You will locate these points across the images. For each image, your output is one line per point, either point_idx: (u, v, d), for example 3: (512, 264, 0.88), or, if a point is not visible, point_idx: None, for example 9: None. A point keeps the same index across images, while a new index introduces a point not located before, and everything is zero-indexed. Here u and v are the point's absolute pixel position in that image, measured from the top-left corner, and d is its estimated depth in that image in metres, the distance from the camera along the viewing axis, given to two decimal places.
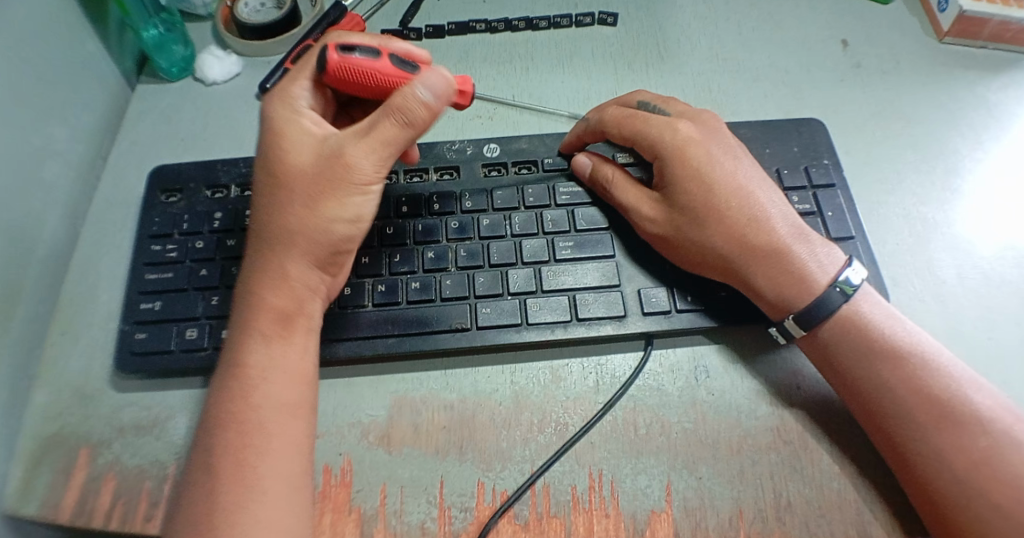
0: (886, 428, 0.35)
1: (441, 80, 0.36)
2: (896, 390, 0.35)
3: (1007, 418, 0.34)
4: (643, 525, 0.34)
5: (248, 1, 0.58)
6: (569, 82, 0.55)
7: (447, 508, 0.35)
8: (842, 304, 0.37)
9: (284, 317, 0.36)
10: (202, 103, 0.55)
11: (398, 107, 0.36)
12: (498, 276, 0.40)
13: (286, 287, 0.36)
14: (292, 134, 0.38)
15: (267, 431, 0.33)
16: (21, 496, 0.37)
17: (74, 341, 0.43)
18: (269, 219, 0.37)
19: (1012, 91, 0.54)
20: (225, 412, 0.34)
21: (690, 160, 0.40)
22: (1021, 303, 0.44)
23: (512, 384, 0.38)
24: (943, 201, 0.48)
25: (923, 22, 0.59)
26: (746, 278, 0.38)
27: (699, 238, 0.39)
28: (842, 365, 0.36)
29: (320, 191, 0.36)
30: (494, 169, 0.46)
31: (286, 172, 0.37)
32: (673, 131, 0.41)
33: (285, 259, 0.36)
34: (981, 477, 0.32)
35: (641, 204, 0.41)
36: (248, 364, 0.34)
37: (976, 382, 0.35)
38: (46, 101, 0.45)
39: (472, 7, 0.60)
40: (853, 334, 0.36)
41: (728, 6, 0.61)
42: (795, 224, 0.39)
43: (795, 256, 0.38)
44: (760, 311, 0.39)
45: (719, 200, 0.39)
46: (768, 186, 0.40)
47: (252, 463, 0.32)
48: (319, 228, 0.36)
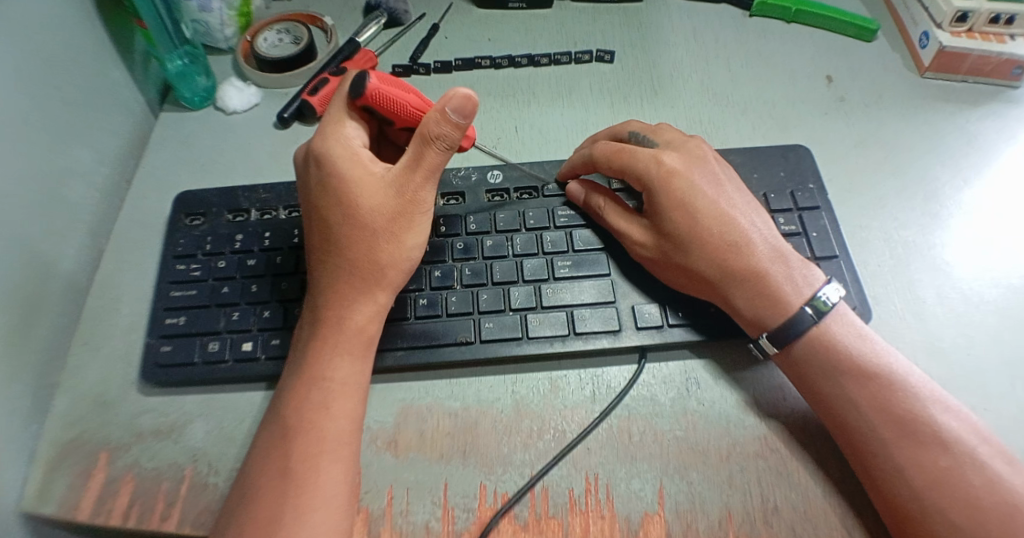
0: (856, 445, 0.37)
1: (470, 104, 0.38)
2: (863, 409, 0.37)
3: (971, 439, 0.36)
4: (636, 525, 0.36)
5: (267, 37, 0.62)
6: (568, 114, 0.59)
7: (450, 509, 0.36)
8: (812, 324, 0.39)
9: (364, 338, 0.39)
10: (221, 131, 0.58)
11: (435, 133, 0.39)
12: (501, 293, 0.43)
13: (366, 311, 0.39)
14: (359, 170, 0.41)
15: (341, 439, 0.36)
16: (42, 498, 0.39)
17: (95, 352, 0.45)
18: (351, 249, 0.40)
19: (988, 123, 0.58)
20: (302, 421, 0.36)
21: (675, 190, 0.42)
22: (998, 320, 0.46)
23: (513, 394, 0.41)
24: (924, 225, 0.51)
25: (905, 58, 0.63)
26: (728, 299, 0.41)
27: (684, 262, 0.41)
28: (813, 383, 0.38)
29: (398, 225, 0.40)
30: (498, 195, 0.49)
31: (365, 206, 0.40)
32: (658, 163, 0.43)
33: (367, 286, 0.40)
34: (940, 494, 0.34)
35: (630, 230, 0.44)
36: (331, 380, 0.37)
37: (944, 403, 0.37)
38: (76, 126, 0.48)
39: (479, 45, 0.64)
40: (824, 353, 0.38)
41: (718, 44, 0.65)
42: (776, 247, 0.42)
43: (771, 279, 0.40)
44: (740, 327, 0.42)
45: (703, 226, 0.41)
46: (750, 212, 0.43)
47: (318, 469, 0.35)
48: (399, 259, 0.40)
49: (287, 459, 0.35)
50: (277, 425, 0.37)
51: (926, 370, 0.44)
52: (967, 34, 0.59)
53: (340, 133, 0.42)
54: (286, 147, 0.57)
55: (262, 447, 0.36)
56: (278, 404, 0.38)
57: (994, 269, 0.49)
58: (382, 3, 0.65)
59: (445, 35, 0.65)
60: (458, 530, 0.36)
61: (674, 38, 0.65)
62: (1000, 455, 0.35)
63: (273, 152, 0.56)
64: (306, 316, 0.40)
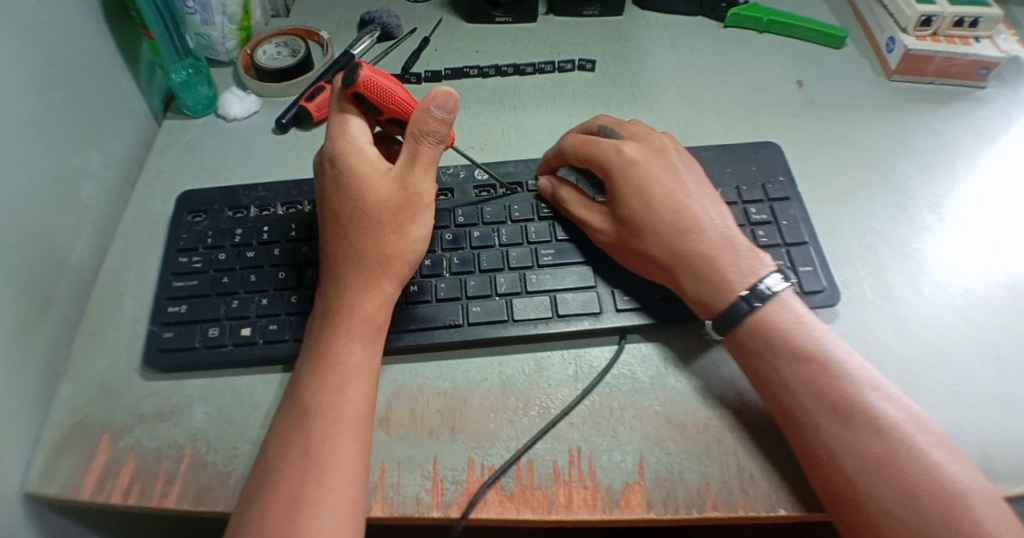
0: (795, 427, 0.38)
1: (452, 102, 0.42)
2: (801, 394, 0.38)
3: (908, 427, 0.36)
4: (618, 494, 0.38)
5: (266, 50, 0.65)
6: (553, 118, 0.61)
7: (440, 481, 0.38)
8: (748, 312, 0.41)
9: (374, 325, 0.41)
10: (221, 137, 0.61)
11: (426, 130, 0.42)
12: (488, 280, 0.45)
13: (376, 299, 0.41)
14: (365, 167, 0.43)
15: (357, 420, 0.38)
16: (46, 477, 0.40)
17: (99, 341, 0.47)
18: (360, 242, 0.42)
19: (952, 122, 0.61)
20: (318, 401, 0.38)
21: (632, 177, 0.45)
22: (963, 301, 0.48)
23: (500, 374, 0.43)
24: (892, 216, 0.54)
25: (874, 63, 0.67)
26: (677, 283, 0.43)
27: (637, 247, 0.44)
28: (757, 369, 0.40)
29: (404, 217, 0.42)
30: (485, 190, 0.51)
31: (373, 201, 0.42)
32: (618, 152, 0.46)
33: (375, 276, 0.41)
34: (872, 477, 0.35)
35: (591, 217, 0.46)
36: (345, 364, 0.39)
37: (884, 391, 0.38)
38: (85, 129, 0.51)
39: (467, 56, 0.67)
40: (765, 338, 0.40)
41: (695, 53, 0.68)
42: (727, 235, 0.44)
43: (718, 264, 0.42)
44: (693, 313, 0.44)
45: (656, 212, 0.44)
46: (706, 202, 0.45)
47: (336, 450, 0.36)
48: (405, 249, 0.42)
49: (307, 442, 0.36)
50: (296, 409, 0.38)
51: (894, 349, 0.46)
52: (932, 37, 0.63)
53: (346, 133, 0.44)
54: (284, 151, 0.59)
55: (284, 426, 0.38)
56: (296, 386, 0.39)
57: (959, 255, 0.51)
58: (376, 18, 0.68)
59: (435, 47, 0.68)
60: (447, 501, 0.37)
61: (654, 48, 0.69)
62: (939, 444, 0.36)
63: (271, 156, 0.59)
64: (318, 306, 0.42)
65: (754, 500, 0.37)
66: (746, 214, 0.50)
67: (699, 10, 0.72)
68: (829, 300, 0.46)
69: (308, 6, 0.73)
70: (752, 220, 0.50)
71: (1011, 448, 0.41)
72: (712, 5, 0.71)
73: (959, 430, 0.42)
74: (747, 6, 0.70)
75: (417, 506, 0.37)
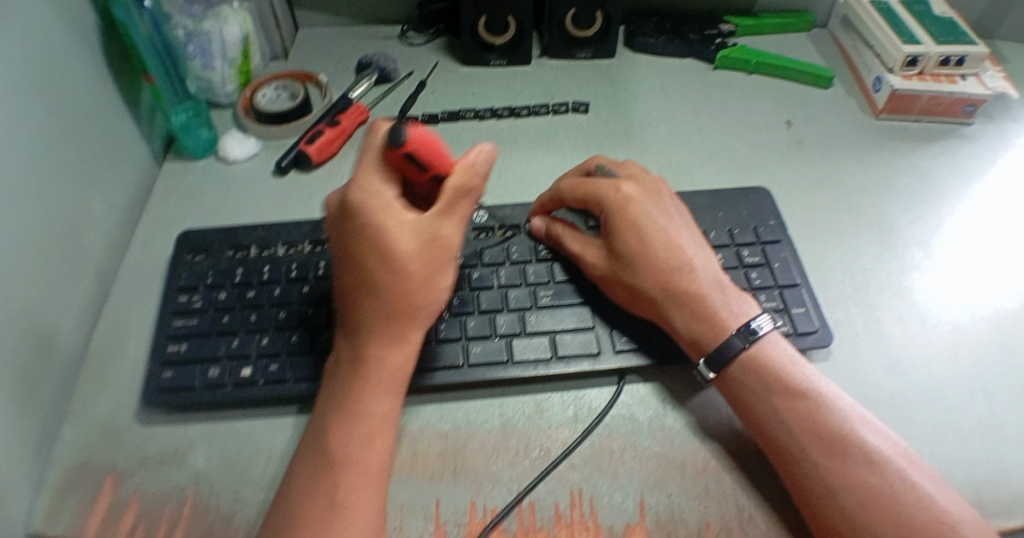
0: (790, 464, 0.38)
1: (490, 158, 0.44)
2: (792, 429, 0.39)
3: (898, 459, 0.37)
4: (619, 536, 0.38)
5: (266, 93, 0.67)
6: (548, 159, 0.63)
7: (442, 524, 0.38)
8: (743, 347, 0.42)
9: (399, 374, 0.41)
10: (223, 178, 0.62)
11: (467, 187, 0.42)
12: (488, 320, 0.46)
13: (402, 351, 0.42)
14: (397, 223, 0.41)
15: (380, 469, 0.38)
16: (45, 523, 0.40)
17: (101, 384, 0.47)
18: (389, 294, 0.41)
19: (937, 160, 0.63)
20: (339, 451, 0.38)
21: (629, 214, 0.46)
22: (953, 337, 0.49)
23: (500, 416, 0.43)
24: (880, 253, 0.55)
25: (861, 102, 0.69)
26: (667, 316, 0.44)
27: (629, 280, 0.45)
28: (748, 405, 0.41)
29: (434, 271, 0.42)
30: (483, 231, 0.52)
31: (405, 256, 0.41)
32: (616, 190, 0.48)
33: (403, 327, 0.42)
34: (867, 511, 0.36)
35: (586, 251, 0.48)
36: (372, 415, 0.40)
37: (871, 425, 0.39)
38: (89, 174, 0.52)
39: (465, 99, 0.69)
40: (755, 374, 0.41)
41: (685, 95, 0.71)
42: (716, 276, 0.45)
43: (709, 303, 0.43)
44: (682, 352, 0.45)
45: (651, 248, 0.45)
46: (696, 242, 0.47)
47: (359, 502, 0.37)
48: (432, 300, 0.43)
49: (328, 494, 0.37)
50: (318, 459, 0.38)
51: (887, 386, 0.47)
52: (918, 76, 0.65)
53: (376, 186, 0.41)
54: (285, 193, 0.60)
55: (299, 476, 0.38)
56: (313, 435, 0.40)
57: (948, 291, 0.52)
58: (374, 62, 0.71)
59: (433, 91, 0.70)
60: None
61: (645, 91, 0.71)
62: (929, 475, 0.37)
63: (272, 197, 0.60)
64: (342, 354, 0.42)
65: None
66: (738, 257, 0.51)
67: (687, 53, 0.75)
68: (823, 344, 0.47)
69: (309, 50, 0.76)
70: (744, 262, 0.51)
71: (1007, 485, 0.42)
72: (700, 49, 0.74)
73: (953, 465, 0.43)
74: (734, 50, 0.73)
75: None
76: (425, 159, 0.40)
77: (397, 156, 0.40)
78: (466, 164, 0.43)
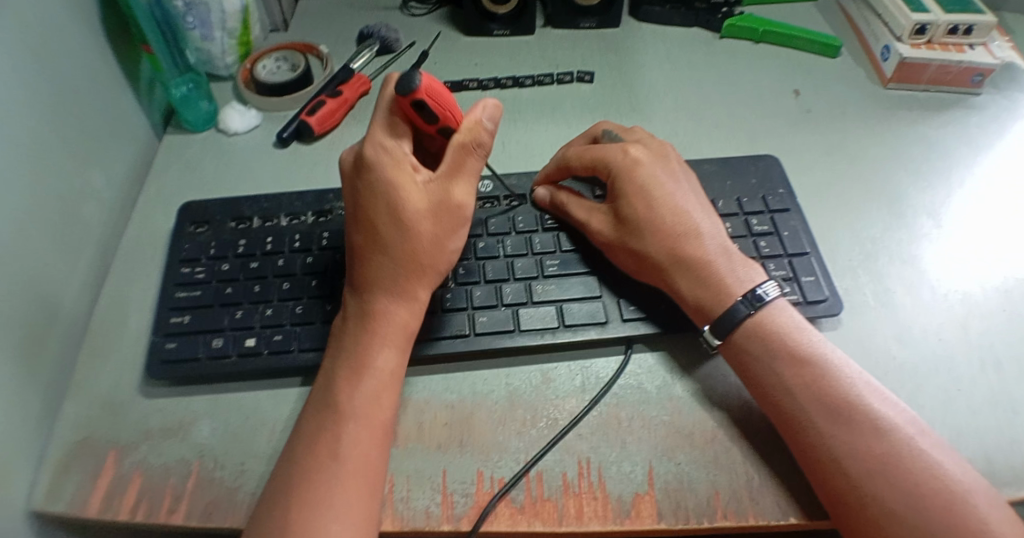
0: (796, 432, 0.38)
1: (498, 114, 0.44)
2: (799, 397, 0.38)
3: (907, 428, 0.37)
4: (628, 505, 0.37)
5: (266, 64, 0.65)
6: (552, 130, 0.62)
7: (449, 495, 0.38)
8: (748, 315, 0.41)
9: (407, 332, 0.41)
10: (223, 151, 0.61)
11: (477, 143, 0.42)
12: (494, 290, 0.45)
13: (410, 308, 0.42)
14: (407, 175, 0.42)
15: (385, 426, 0.38)
16: (49, 497, 0.40)
17: (103, 357, 0.47)
18: (396, 247, 0.42)
19: (948, 128, 0.62)
20: (342, 409, 0.38)
21: (636, 179, 0.46)
22: (964, 306, 0.49)
23: (506, 386, 0.43)
24: (890, 222, 0.54)
25: (870, 71, 0.68)
26: (672, 283, 0.43)
27: (635, 245, 0.44)
28: (753, 373, 0.40)
29: (441, 229, 0.43)
30: (488, 201, 0.51)
31: (411, 209, 0.42)
32: (624, 153, 0.47)
33: (410, 283, 0.42)
34: (874, 478, 0.35)
35: (591, 218, 0.47)
36: (380, 369, 0.39)
37: (880, 394, 0.38)
38: (86, 146, 0.51)
39: (466, 70, 0.68)
40: (761, 341, 0.40)
41: (691, 64, 0.69)
42: (723, 242, 0.44)
43: (716, 267, 0.43)
44: (689, 319, 0.44)
45: (657, 213, 0.44)
46: (704, 208, 0.46)
47: (361, 456, 0.36)
48: (440, 259, 0.43)
49: (326, 448, 0.37)
50: (321, 417, 0.38)
51: (896, 355, 0.46)
52: (927, 45, 0.63)
53: (388, 140, 0.42)
54: (286, 166, 0.59)
55: (293, 442, 0.38)
56: (312, 397, 0.40)
57: (958, 262, 0.51)
58: (377, 32, 0.69)
59: (434, 61, 0.69)
60: (457, 514, 0.37)
61: (651, 60, 0.69)
62: (939, 444, 0.36)
63: (272, 170, 0.59)
64: (351, 309, 0.42)
65: (765, 509, 0.37)
66: (747, 226, 0.51)
67: (694, 22, 0.73)
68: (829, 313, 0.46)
69: (307, 21, 0.74)
70: (753, 230, 0.50)
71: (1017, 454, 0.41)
72: (707, 17, 0.72)
73: (962, 435, 0.42)
74: (742, 18, 0.71)
75: (427, 520, 0.37)
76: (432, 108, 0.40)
77: (404, 105, 0.41)
78: (474, 118, 0.43)
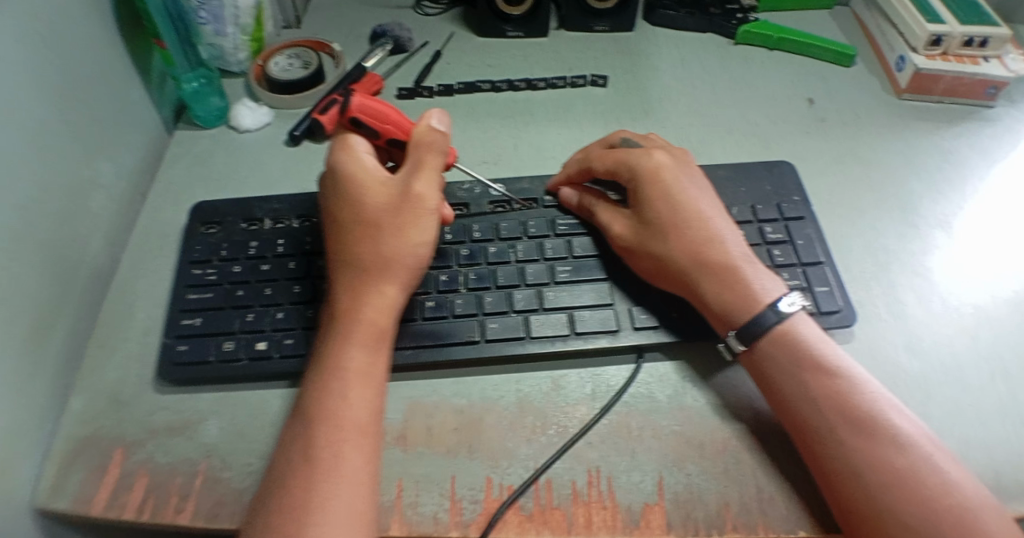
0: (814, 442, 0.37)
1: (447, 119, 0.45)
2: (821, 408, 0.38)
3: (925, 444, 0.37)
4: (637, 515, 0.37)
5: (278, 61, 0.65)
6: (565, 133, 0.62)
7: (458, 501, 0.38)
8: (776, 322, 0.41)
9: (377, 330, 0.40)
10: (233, 148, 0.61)
11: (422, 139, 0.43)
12: (504, 296, 0.45)
13: (378, 304, 0.41)
14: (367, 175, 0.43)
15: (360, 426, 0.37)
16: (53, 494, 0.40)
17: (110, 353, 0.46)
18: (359, 246, 0.42)
19: (962, 140, 0.61)
20: (325, 408, 0.37)
21: (660, 184, 0.45)
22: (978, 320, 0.48)
23: (517, 392, 0.42)
24: (904, 233, 0.54)
25: (884, 81, 0.67)
26: (698, 289, 0.43)
27: (660, 250, 0.44)
28: (774, 381, 0.40)
29: (405, 222, 0.42)
30: (500, 206, 0.51)
31: (372, 207, 0.42)
32: (648, 158, 0.47)
33: (375, 280, 0.41)
34: (893, 493, 0.35)
35: (613, 222, 0.47)
36: (347, 368, 0.39)
37: (899, 409, 0.38)
38: (97, 140, 0.51)
39: (479, 71, 0.68)
40: (786, 350, 0.40)
41: (704, 69, 0.69)
42: (747, 251, 0.44)
43: (741, 275, 0.42)
44: (710, 327, 0.43)
45: (682, 219, 0.44)
46: (725, 216, 0.46)
47: (342, 458, 0.36)
48: (407, 253, 0.42)
49: (313, 447, 0.36)
50: (312, 415, 0.37)
51: (908, 367, 0.45)
52: (942, 57, 0.63)
53: (346, 146, 0.45)
54: (296, 163, 0.59)
55: (296, 439, 0.37)
56: (304, 395, 0.39)
57: (970, 273, 0.51)
58: (389, 31, 0.68)
59: (447, 61, 0.69)
60: (465, 521, 0.37)
61: (663, 65, 0.69)
62: (955, 462, 0.36)
63: (283, 167, 0.59)
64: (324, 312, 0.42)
65: (775, 521, 0.37)
66: (761, 233, 0.50)
67: (708, 27, 0.73)
68: (841, 329, 0.46)
69: (320, 18, 0.74)
70: (768, 239, 0.50)
71: None
72: (721, 22, 0.72)
73: (974, 447, 0.42)
74: (757, 24, 0.71)
75: (435, 525, 0.37)
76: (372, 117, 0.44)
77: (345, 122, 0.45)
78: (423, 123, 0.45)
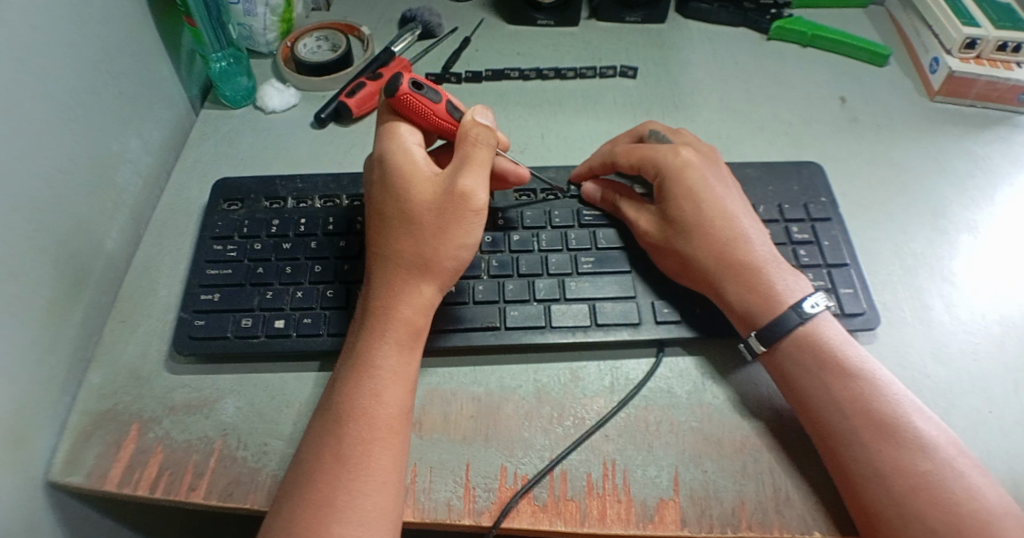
0: (836, 446, 0.37)
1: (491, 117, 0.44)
2: (844, 411, 0.37)
3: (949, 448, 0.36)
4: (652, 510, 0.37)
5: (306, 43, 0.65)
6: (592, 124, 0.61)
7: (472, 488, 0.38)
8: (799, 324, 0.40)
9: (413, 329, 0.40)
10: (258, 128, 0.61)
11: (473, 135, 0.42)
12: (526, 284, 0.45)
13: (416, 305, 0.40)
14: (414, 169, 0.42)
15: (393, 426, 0.37)
16: (71, 466, 0.41)
17: (131, 329, 0.47)
18: (402, 244, 0.41)
19: (997, 145, 0.60)
20: (354, 405, 0.37)
21: (687, 180, 0.45)
22: (1004, 329, 0.47)
23: (535, 381, 0.43)
24: (932, 239, 0.52)
25: (917, 83, 0.65)
26: (719, 289, 0.42)
27: (682, 247, 0.43)
28: (796, 384, 0.39)
29: (449, 223, 0.40)
30: (525, 194, 0.51)
31: (416, 204, 0.41)
32: (675, 154, 0.46)
33: (415, 278, 0.40)
34: (917, 499, 0.34)
35: (639, 218, 0.46)
36: (383, 368, 0.39)
37: (924, 412, 0.37)
38: (124, 118, 0.51)
39: (507, 59, 0.67)
40: (809, 352, 0.39)
41: (736, 64, 0.67)
42: (773, 251, 0.44)
43: (765, 276, 0.42)
44: (732, 327, 0.43)
45: (706, 217, 0.43)
46: (751, 215, 0.45)
47: (373, 456, 0.36)
48: (450, 256, 0.41)
49: (343, 445, 0.36)
50: (331, 412, 0.38)
51: (932, 374, 0.45)
52: (976, 60, 0.61)
53: (394, 137, 0.43)
54: (322, 146, 0.59)
55: (319, 429, 0.37)
56: (332, 389, 0.39)
57: (996, 282, 0.50)
58: (418, 16, 0.68)
59: (475, 48, 0.68)
60: (479, 508, 0.37)
61: (694, 58, 0.68)
62: (977, 466, 0.35)
63: (307, 150, 0.59)
64: (362, 305, 0.42)
65: (790, 522, 0.37)
66: (788, 233, 0.49)
67: (740, 22, 0.71)
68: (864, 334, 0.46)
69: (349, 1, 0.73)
70: (793, 239, 0.49)
71: None
72: (755, 17, 0.70)
73: (994, 457, 0.41)
74: (791, 21, 0.69)
75: (448, 512, 0.37)
76: (411, 113, 0.43)
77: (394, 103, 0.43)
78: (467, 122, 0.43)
